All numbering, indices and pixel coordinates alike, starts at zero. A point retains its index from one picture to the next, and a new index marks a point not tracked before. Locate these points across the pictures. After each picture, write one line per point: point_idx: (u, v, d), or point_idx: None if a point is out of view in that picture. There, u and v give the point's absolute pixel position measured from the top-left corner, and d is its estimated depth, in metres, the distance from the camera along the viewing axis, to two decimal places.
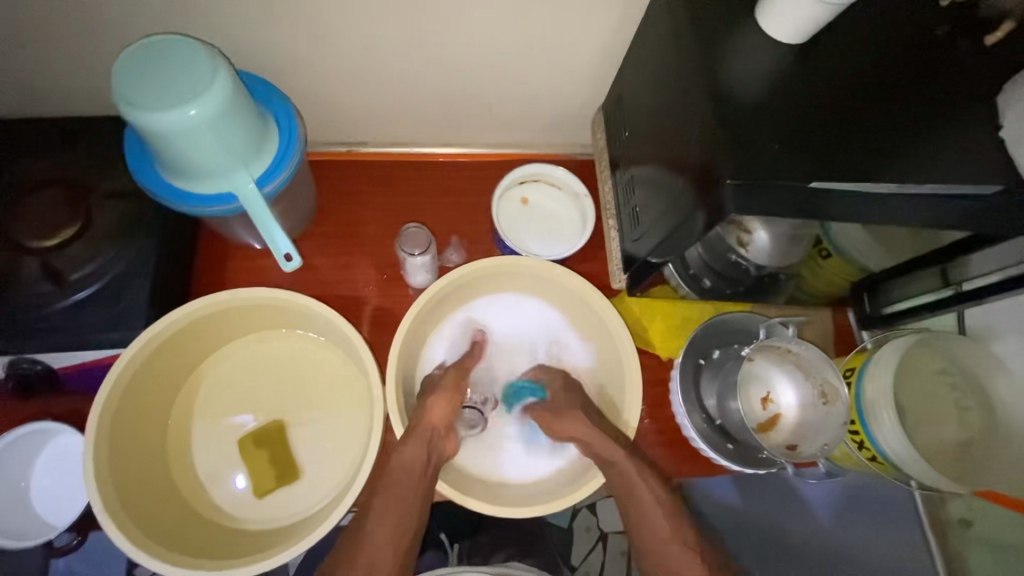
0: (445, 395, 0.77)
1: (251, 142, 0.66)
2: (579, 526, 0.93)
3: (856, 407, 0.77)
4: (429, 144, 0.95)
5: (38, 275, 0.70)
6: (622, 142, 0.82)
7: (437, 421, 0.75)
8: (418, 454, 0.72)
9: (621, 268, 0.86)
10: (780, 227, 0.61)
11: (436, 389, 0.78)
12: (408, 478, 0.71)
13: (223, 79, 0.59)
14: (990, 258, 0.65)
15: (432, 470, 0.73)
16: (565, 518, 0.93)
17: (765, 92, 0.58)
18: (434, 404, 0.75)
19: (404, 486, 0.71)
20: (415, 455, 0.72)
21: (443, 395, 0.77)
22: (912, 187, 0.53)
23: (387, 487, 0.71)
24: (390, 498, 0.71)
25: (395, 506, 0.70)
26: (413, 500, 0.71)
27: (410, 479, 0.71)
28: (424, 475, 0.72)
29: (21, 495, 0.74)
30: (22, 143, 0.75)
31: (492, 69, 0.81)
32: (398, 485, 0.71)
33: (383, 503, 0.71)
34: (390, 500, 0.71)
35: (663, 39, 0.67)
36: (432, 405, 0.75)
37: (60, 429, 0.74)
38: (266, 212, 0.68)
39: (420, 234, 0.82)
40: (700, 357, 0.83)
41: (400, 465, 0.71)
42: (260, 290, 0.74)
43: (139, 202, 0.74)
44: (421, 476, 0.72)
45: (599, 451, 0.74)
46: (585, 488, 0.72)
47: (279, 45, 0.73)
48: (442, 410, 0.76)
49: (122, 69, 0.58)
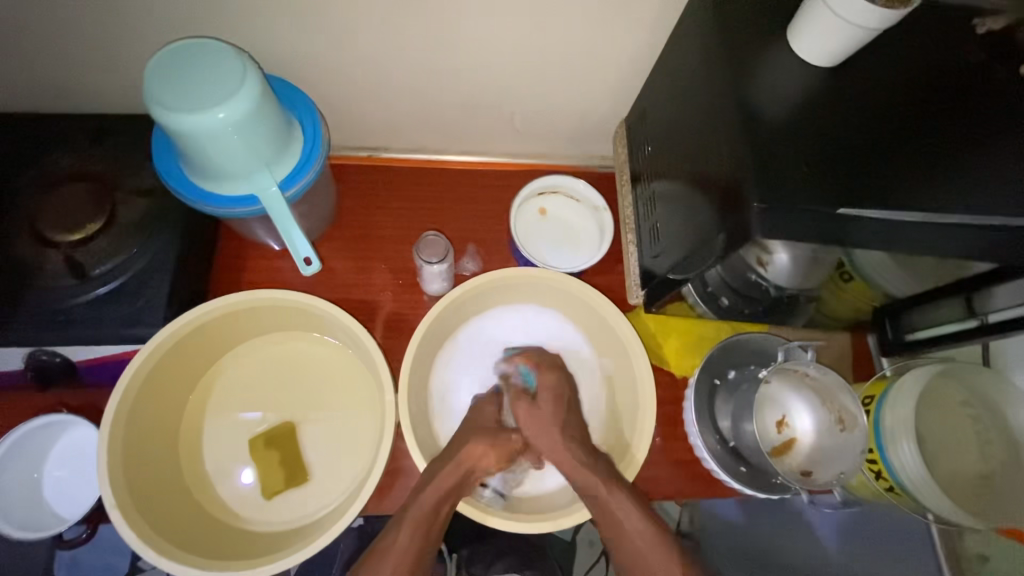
0: (491, 440, 0.74)
1: (276, 146, 0.66)
2: (584, 538, 0.96)
3: (874, 433, 0.76)
4: (451, 151, 0.95)
5: (62, 269, 0.71)
6: (645, 157, 0.81)
7: (475, 463, 0.72)
8: (439, 492, 0.69)
9: (638, 283, 0.85)
10: (800, 249, 0.60)
11: (491, 436, 0.74)
12: (429, 512, 0.69)
13: (250, 82, 0.60)
14: (1007, 294, 0.64)
15: (448, 506, 0.70)
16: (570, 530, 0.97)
17: (795, 113, 0.57)
18: (479, 447, 0.72)
19: (419, 523, 0.69)
20: (435, 497, 0.69)
21: (495, 445, 0.74)
22: (941, 215, 0.52)
23: (407, 521, 0.69)
24: (407, 532, 0.68)
25: (413, 547, 0.68)
26: (426, 539, 0.69)
27: (428, 519, 0.69)
28: (439, 516, 0.70)
29: (34, 486, 0.75)
30: (51, 138, 0.77)
31: (516, 79, 0.81)
32: (418, 521, 0.69)
33: (400, 544, 0.67)
34: (408, 537, 0.68)
35: (691, 56, 0.66)
36: (479, 444, 0.72)
37: (77, 421, 0.75)
38: (288, 215, 0.68)
39: (438, 242, 0.82)
40: (715, 377, 0.82)
41: (417, 503, 0.69)
42: (278, 290, 0.74)
43: (162, 199, 0.75)
44: (434, 512, 0.69)
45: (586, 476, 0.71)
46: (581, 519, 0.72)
47: (308, 52, 0.74)
48: (487, 454, 0.73)
49: (155, 69, 0.59)
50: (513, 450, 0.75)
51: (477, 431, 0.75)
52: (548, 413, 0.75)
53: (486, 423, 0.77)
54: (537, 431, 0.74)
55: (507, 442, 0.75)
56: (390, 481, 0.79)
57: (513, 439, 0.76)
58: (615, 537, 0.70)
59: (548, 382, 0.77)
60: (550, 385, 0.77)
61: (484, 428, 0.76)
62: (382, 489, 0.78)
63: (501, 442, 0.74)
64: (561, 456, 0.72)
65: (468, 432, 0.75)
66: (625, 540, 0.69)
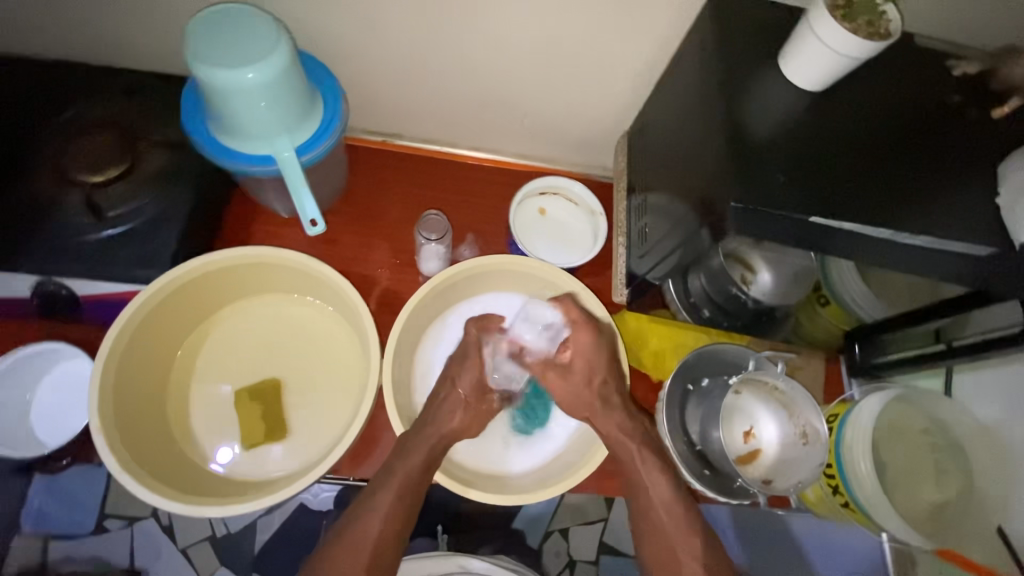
0: (468, 408, 0.78)
1: (297, 112, 0.71)
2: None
3: (833, 450, 0.78)
4: (460, 144, 1.00)
5: (80, 207, 0.74)
6: (641, 167, 0.86)
7: (452, 432, 0.75)
8: (423, 459, 0.73)
9: (623, 283, 0.91)
10: (780, 263, 0.71)
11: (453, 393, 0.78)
12: (407, 484, 0.72)
13: (280, 48, 0.64)
14: (994, 313, 0.67)
15: (427, 475, 0.73)
16: (538, 540, 1.05)
17: (780, 130, 0.61)
18: (449, 415, 0.76)
19: (410, 486, 0.72)
20: (420, 465, 0.72)
21: (468, 411, 0.77)
22: (907, 236, 0.57)
23: (393, 486, 0.71)
24: (394, 495, 0.71)
25: (402, 507, 0.71)
26: (411, 501, 0.72)
27: (413, 483, 0.72)
28: (424, 481, 0.73)
29: (25, 407, 0.77)
30: (85, 89, 0.81)
31: (528, 82, 0.86)
32: (404, 487, 0.71)
33: (388, 503, 0.71)
34: (394, 501, 0.71)
35: (693, 71, 0.71)
36: (450, 411, 0.76)
37: (75, 353, 0.78)
38: (301, 178, 0.72)
39: (440, 222, 0.87)
40: (689, 382, 0.83)
41: (403, 469, 0.72)
42: (273, 248, 0.78)
43: (182, 155, 0.79)
44: (421, 478, 0.72)
45: (610, 418, 0.75)
46: (601, 450, 0.76)
47: (333, 33, 0.79)
48: (459, 421, 0.76)
49: (194, 28, 0.64)
50: (489, 412, 0.81)
51: (450, 401, 0.77)
52: (586, 354, 0.76)
53: (462, 392, 0.78)
54: (587, 367, 0.76)
55: (484, 403, 0.80)
56: (367, 447, 0.81)
57: (490, 403, 0.81)
58: (646, 509, 0.74)
59: (583, 331, 0.75)
60: (582, 335, 0.75)
61: (463, 395, 0.78)
62: (356, 454, 0.81)
63: (477, 411, 0.79)
64: (590, 397, 0.76)
65: (444, 402, 0.77)
66: (653, 514, 0.73)
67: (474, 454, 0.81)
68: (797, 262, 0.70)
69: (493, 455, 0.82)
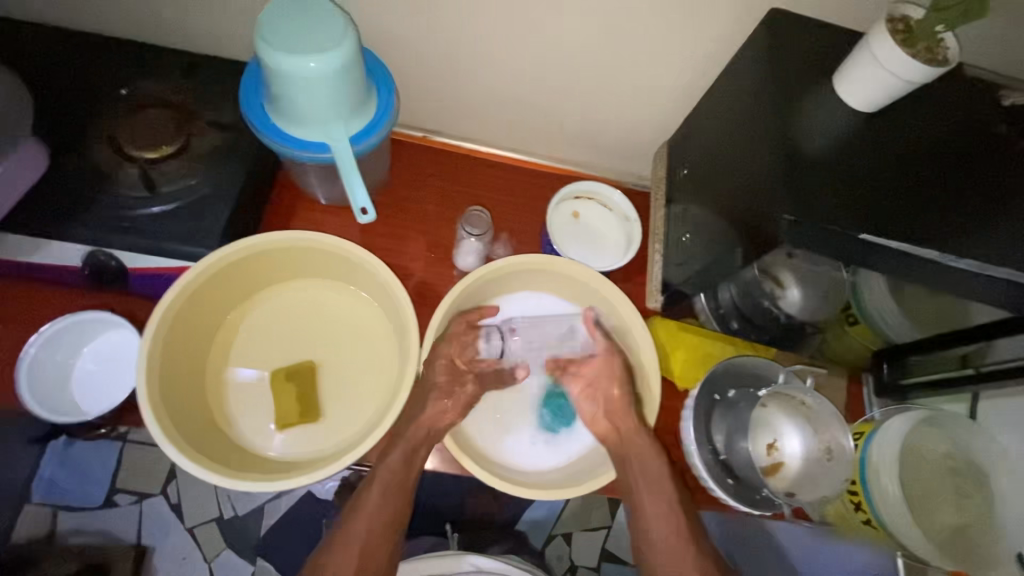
0: (445, 395, 0.79)
1: (353, 103, 0.72)
2: (552, 551, 1.24)
3: (857, 469, 0.78)
4: (500, 144, 1.01)
5: (134, 181, 0.76)
6: (682, 175, 0.88)
7: (443, 413, 0.79)
8: (405, 454, 0.77)
9: (660, 290, 0.91)
10: (807, 278, 0.74)
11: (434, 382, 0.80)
12: (393, 482, 0.76)
13: (345, 39, 0.66)
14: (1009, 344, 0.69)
15: (414, 472, 0.78)
16: (541, 540, 1.25)
17: (831, 147, 0.63)
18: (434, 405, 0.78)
19: (392, 486, 0.76)
20: (403, 458, 0.77)
21: (451, 402, 0.79)
22: (951, 258, 0.58)
23: (375, 486, 0.76)
24: (378, 494, 0.76)
25: (387, 507, 0.76)
26: (397, 500, 0.76)
27: (396, 483, 0.76)
28: (409, 478, 0.77)
29: (67, 370, 0.80)
30: (142, 66, 0.83)
31: (575, 86, 0.88)
32: (385, 487, 0.76)
33: (374, 504, 0.76)
34: (379, 501, 0.76)
35: (742, 84, 0.72)
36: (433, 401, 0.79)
37: (121, 323, 0.80)
38: (353, 167, 0.73)
39: (482, 218, 0.90)
40: (715, 393, 0.83)
41: (387, 467, 0.77)
42: (312, 234, 0.80)
43: (235, 137, 0.81)
44: (403, 475, 0.77)
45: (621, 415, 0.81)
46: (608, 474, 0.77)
47: (391, 25, 0.81)
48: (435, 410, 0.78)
49: (266, 15, 0.66)
50: (469, 402, 0.81)
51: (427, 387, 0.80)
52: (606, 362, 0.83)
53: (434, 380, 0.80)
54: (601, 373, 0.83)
55: (461, 395, 0.80)
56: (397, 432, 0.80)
57: (468, 390, 0.81)
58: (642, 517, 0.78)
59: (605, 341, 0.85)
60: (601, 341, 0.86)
61: (438, 382, 0.80)
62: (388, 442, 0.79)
63: (454, 395, 0.80)
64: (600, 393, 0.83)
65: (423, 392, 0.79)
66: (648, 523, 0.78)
67: (505, 450, 0.82)
68: (828, 275, 0.73)
69: (520, 451, 0.82)
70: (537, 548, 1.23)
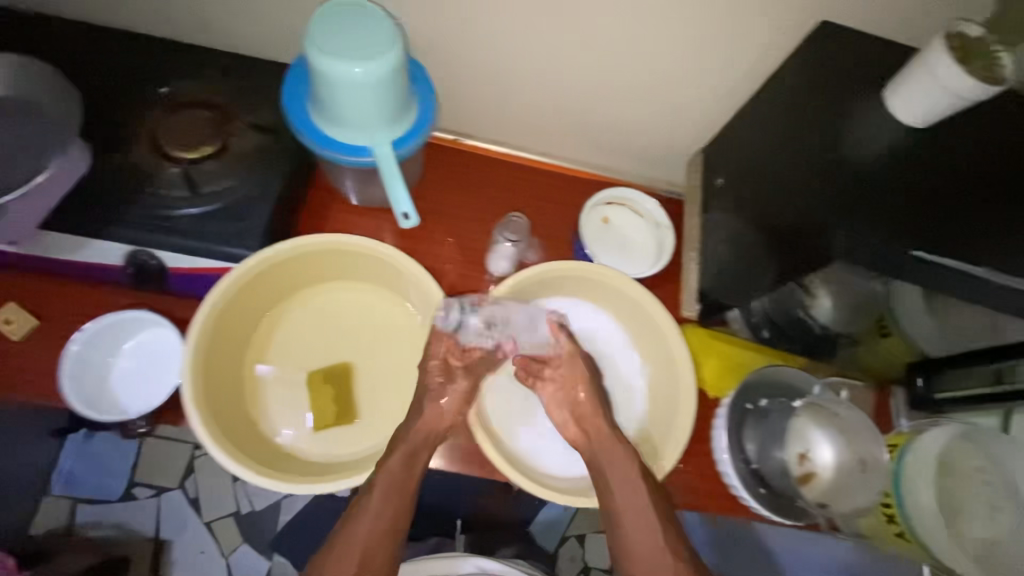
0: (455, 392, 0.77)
1: (397, 109, 0.72)
2: (565, 553, 1.26)
3: (892, 479, 0.78)
4: (533, 148, 1.01)
5: (175, 180, 0.76)
6: (720, 184, 0.88)
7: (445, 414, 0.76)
8: (404, 458, 0.72)
9: (697, 299, 0.92)
10: (840, 288, 0.73)
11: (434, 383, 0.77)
12: (397, 483, 0.71)
13: (393, 46, 0.66)
14: None
15: (416, 472, 0.73)
16: (553, 543, 1.26)
17: (879, 164, 0.63)
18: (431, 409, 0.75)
19: (393, 493, 0.70)
20: (402, 463, 0.72)
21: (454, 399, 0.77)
22: (1013, 274, 0.54)
23: (376, 489, 0.70)
24: (380, 497, 0.70)
25: (388, 510, 0.69)
26: (399, 504, 0.70)
27: (398, 485, 0.71)
28: (410, 481, 0.72)
29: (107, 369, 0.80)
30: (182, 65, 0.83)
31: (613, 92, 0.88)
32: (386, 490, 0.70)
33: (374, 509, 0.69)
34: (377, 507, 0.69)
35: (787, 97, 0.72)
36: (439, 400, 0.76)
37: (163, 323, 0.80)
38: (395, 173, 0.74)
39: (520, 224, 0.94)
40: (747, 403, 0.85)
41: (386, 470, 0.71)
42: (351, 236, 0.81)
43: (274, 138, 0.81)
44: (407, 478, 0.72)
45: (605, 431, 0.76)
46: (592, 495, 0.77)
47: (434, 28, 0.81)
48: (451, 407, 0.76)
49: (317, 19, 0.66)
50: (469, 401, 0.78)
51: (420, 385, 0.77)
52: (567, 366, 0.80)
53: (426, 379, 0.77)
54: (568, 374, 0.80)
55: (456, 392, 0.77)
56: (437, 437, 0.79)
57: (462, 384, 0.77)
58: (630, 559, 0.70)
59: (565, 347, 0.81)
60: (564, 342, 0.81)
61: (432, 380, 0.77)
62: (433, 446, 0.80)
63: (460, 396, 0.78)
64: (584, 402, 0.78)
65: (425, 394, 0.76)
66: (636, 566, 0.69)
67: (538, 457, 0.82)
68: (860, 288, 0.72)
69: (554, 459, 0.83)
70: (549, 549, 1.25)
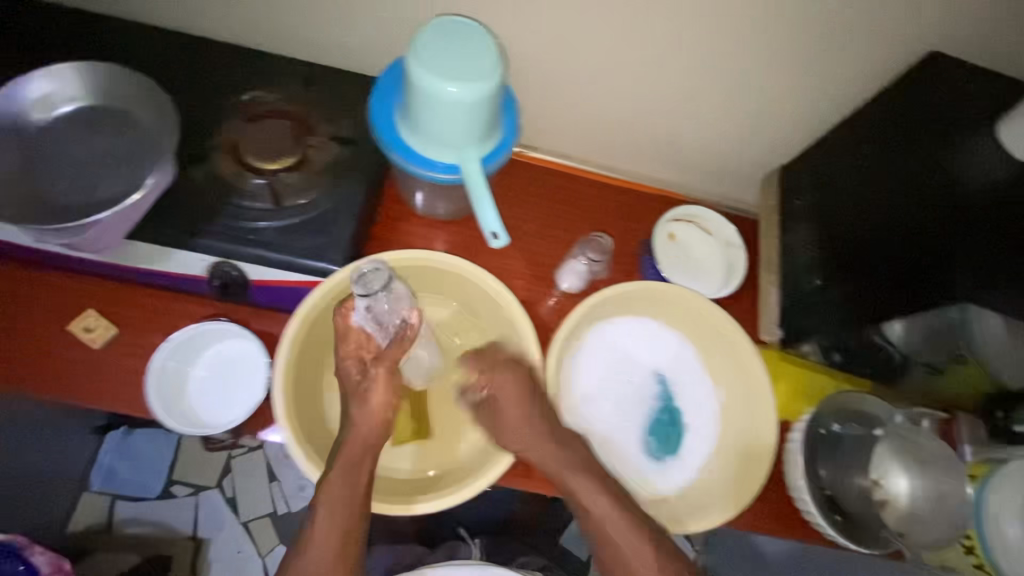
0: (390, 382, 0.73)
1: (486, 129, 0.71)
2: None
3: (973, 512, 0.79)
4: (602, 163, 1.00)
5: (258, 191, 0.75)
6: (803, 206, 0.88)
7: (375, 415, 0.71)
8: (347, 467, 0.68)
9: (779, 322, 0.91)
10: (919, 322, 0.70)
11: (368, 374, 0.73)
12: (345, 495, 0.67)
13: (494, 67, 0.65)
14: None
15: (365, 481, 0.69)
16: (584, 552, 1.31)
17: (989, 199, 0.62)
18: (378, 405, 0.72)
19: (338, 511, 0.67)
20: (345, 474, 0.68)
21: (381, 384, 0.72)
22: None
23: (321, 504, 0.67)
24: (326, 514, 0.67)
25: (340, 525, 0.67)
26: (352, 519, 0.67)
27: (346, 499, 0.67)
28: (359, 493, 0.68)
29: (184, 378, 0.79)
30: (261, 73, 0.82)
31: (693, 109, 0.87)
32: (335, 506, 0.67)
33: (324, 525, 0.67)
34: (326, 520, 0.67)
35: (886, 123, 0.73)
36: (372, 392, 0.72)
37: (243, 334, 0.80)
38: (483, 190, 0.71)
39: (602, 244, 0.90)
40: (821, 428, 0.84)
41: (328, 487, 0.67)
42: (435, 255, 0.80)
43: (356, 150, 0.80)
44: (357, 492, 0.68)
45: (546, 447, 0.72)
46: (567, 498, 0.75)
47: (525, 43, 0.80)
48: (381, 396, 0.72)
49: (419, 37, 0.66)
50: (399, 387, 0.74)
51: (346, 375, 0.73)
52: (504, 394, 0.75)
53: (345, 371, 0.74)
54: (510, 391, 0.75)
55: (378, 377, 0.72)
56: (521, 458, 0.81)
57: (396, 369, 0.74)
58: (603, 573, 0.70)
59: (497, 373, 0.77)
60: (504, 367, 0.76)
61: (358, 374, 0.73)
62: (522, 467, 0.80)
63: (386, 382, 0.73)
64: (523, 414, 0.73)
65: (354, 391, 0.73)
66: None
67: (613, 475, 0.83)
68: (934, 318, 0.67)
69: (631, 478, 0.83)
70: (581, 558, 1.30)
